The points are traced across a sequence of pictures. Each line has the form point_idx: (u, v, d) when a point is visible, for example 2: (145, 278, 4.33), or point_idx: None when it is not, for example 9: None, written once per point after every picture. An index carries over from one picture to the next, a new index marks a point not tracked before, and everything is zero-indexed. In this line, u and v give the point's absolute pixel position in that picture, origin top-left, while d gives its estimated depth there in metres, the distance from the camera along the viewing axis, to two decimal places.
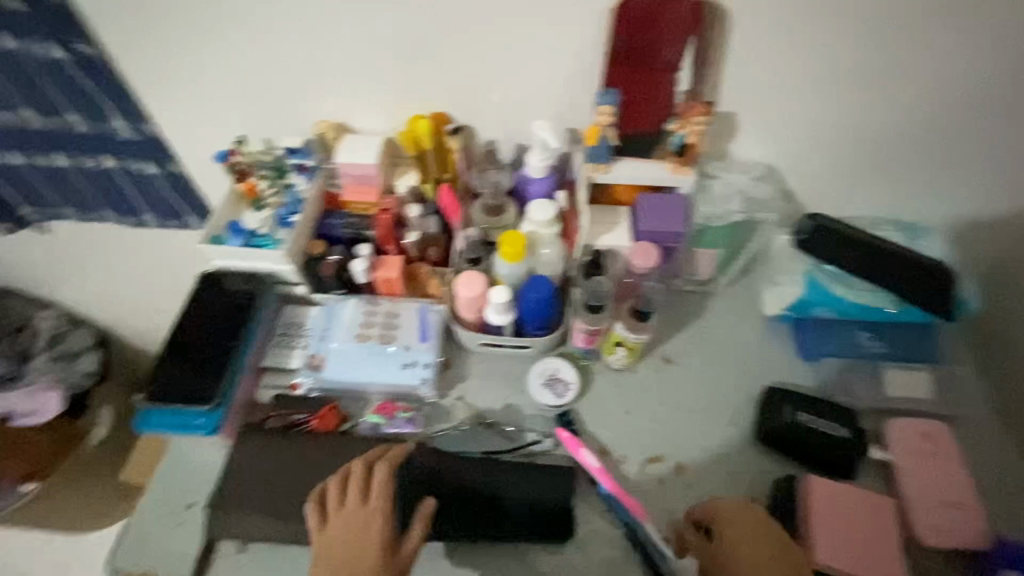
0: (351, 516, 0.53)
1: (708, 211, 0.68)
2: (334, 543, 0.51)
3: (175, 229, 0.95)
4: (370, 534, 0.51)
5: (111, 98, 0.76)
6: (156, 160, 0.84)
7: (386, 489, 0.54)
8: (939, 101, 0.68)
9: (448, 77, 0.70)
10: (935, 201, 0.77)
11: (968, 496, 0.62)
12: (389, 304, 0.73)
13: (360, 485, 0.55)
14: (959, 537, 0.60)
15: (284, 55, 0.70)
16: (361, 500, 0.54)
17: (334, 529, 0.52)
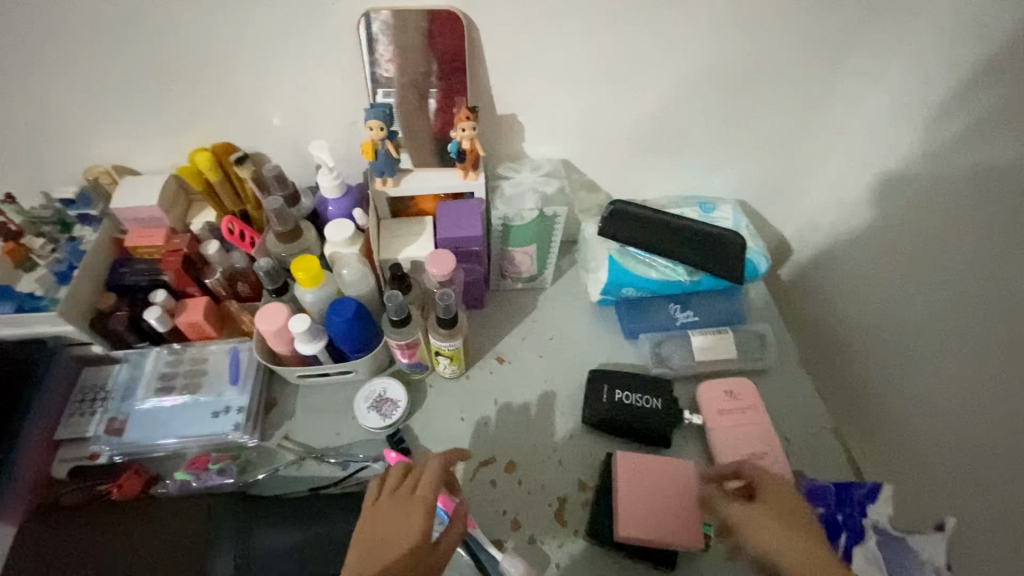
0: (396, 505, 0.52)
1: (504, 210, 0.71)
2: (377, 527, 0.51)
3: None
4: (410, 525, 0.50)
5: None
6: None
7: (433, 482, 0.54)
8: (705, 87, 0.71)
9: (216, 107, 0.66)
10: (728, 172, 0.82)
11: (772, 444, 0.66)
12: (196, 349, 0.71)
13: (414, 476, 0.54)
14: None
15: (24, 103, 0.63)
16: (411, 488, 0.53)
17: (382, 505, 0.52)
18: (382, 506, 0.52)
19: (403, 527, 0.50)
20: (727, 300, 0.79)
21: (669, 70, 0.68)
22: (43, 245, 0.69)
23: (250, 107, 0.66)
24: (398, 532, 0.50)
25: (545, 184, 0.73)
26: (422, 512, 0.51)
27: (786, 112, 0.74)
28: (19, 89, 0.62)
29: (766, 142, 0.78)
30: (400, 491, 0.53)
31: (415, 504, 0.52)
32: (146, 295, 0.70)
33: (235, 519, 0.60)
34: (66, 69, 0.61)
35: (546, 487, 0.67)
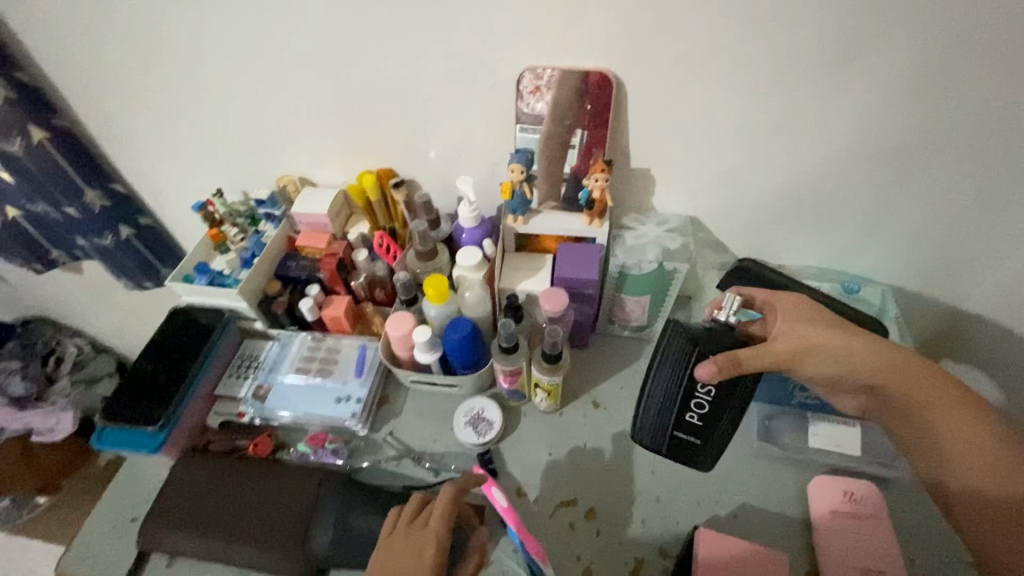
0: (406, 541, 0.56)
1: (623, 258, 0.73)
2: (389, 561, 0.54)
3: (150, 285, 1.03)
4: (420, 558, 0.54)
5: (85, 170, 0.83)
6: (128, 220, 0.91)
7: (443, 517, 0.57)
8: (857, 159, 0.67)
9: (384, 138, 0.77)
10: (871, 249, 0.76)
11: (891, 566, 0.59)
12: (332, 340, 0.81)
13: (424, 515, 0.58)
14: (865, 566, 0.59)
15: (241, 121, 0.78)
16: (423, 526, 0.57)
17: (395, 542, 0.56)
18: (395, 545, 0.56)
19: (416, 563, 0.54)
20: None
21: (819, 139, 0.66)
22: (237, 234, 0.84)
23: (413, 141, 0.76)
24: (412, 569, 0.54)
25: (669, 239, 0.74)
26: (434, 547, 0.55)
27: (950, 197, 0.68)
28: (241, 111, 0.77)
29: (921, 223, 0.71)
30: (412, 525, 0.57)
31: (427, 541, 0.55)
32: (303, 287, 0.82)
33: (338, 496, 0.67)
34: (279, 101, 0.75)
35: (624, 543, 0.66)
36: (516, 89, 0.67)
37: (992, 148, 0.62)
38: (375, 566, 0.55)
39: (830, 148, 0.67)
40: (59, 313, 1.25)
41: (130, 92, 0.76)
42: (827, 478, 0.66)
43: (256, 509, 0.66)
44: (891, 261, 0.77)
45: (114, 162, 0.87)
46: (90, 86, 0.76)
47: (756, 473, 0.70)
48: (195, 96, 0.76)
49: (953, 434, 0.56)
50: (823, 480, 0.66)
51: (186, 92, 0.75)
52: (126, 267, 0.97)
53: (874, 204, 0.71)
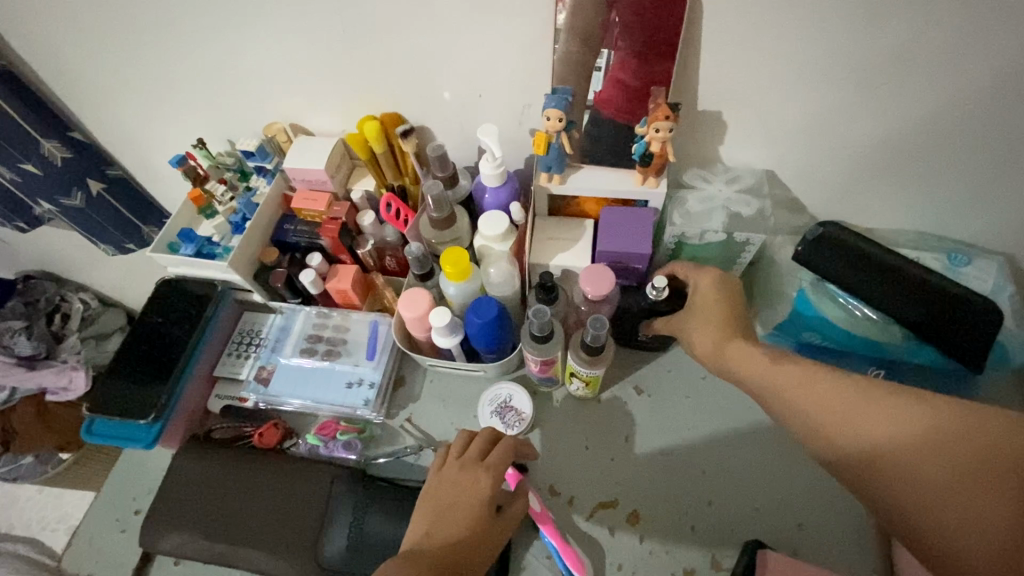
0: (461, 475, 0.50)
1: (681, 227, 0.61)
2: (442, 493, 0.49)
3: (134, 244, 0.95)
4: (478, 490, 0.49)
5: (36, 120, 0.71)
6: (94, 171, 0.81)
7: (503, 454, 0.52)
8: (1006, 100, 0.51)
9: (387, 77, 0.62)
10: (990, 211, 0.61)
11: None
12: (340, 316, 0.72)
13: (482, 448, 0.53)
14: None
15: (212, 54, 0.64)
16: (478, 458, 0.52)
17: (448, 473, 0.51)
18: (447, 477, 0.51)
19: (471, 496, 0.49)
20: (951, 383, 0.62)
21: (959, 73, 0.50)
22: (224, 193, 0.73)
23: (422, 79, 0.62)
24: (467, 500, 0.49)
25: (742, 204, 0.61)
26: (490, 478, 0.50)
27: None
28: (213, 43, 0.62)
29: None
30: (460, 455, 0.52)
31: (484, 474, 0.50)
32: (303, 256, 0.72)
33: (353, 498, 0.60)
34: (257, 30, 0.60)
35: (672, 552, 0.58)
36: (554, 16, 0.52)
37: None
38: (424, 498, 0.50)
39: (967, 86, 0.51)
40: (58, 268, 1.18)
41: (76, 19, 0.62)
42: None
43: (265, 510, 0.61)
44: (1014, 225, 0.62)
45: (77, 107, 0.75)
46: (25, 16, 0.62)
47: (825, 473, 0.61)
48: (155, 24, 0.61)
49: (832, 400, 0.46)
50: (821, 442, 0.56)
51: (144, 19, 0.61)
52: (103, 227, 0.88)
53: (1012, 158, 0.56)
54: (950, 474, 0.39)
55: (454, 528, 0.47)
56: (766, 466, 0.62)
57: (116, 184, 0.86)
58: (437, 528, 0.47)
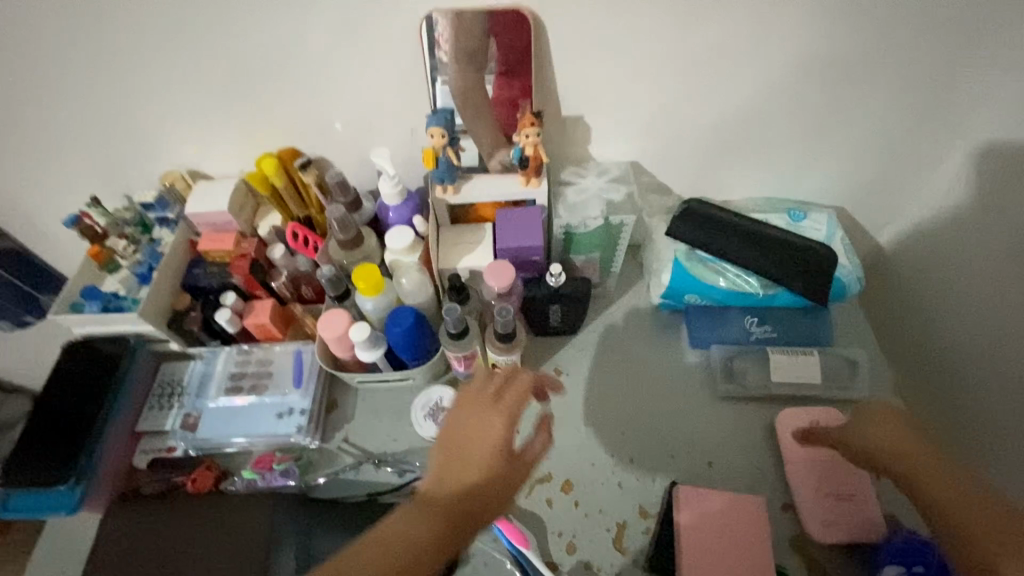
0: (475, 413, 0.51)
1: (567, 219, 0.68)
2: (458, 433, 0.50)
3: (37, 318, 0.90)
4: (493, 429, 0.50)
5: None
6: None
7: (519, 395, 0.53)
8: (798, 76, 0.63)
9: (279, 114, 0.67)
10: (815, 170, 0.74)
11: (862, 489, 0.61)
12: (262, 351, 0.73)
13: (497, 385, 0.53)
14: (846, 530, 0.59)
15: (103, 111, 0.66)
16: (494, 395, 0.53)
17: (465, 415, 0.51)
18: (461, 414, 0.51)
19: (488, 434, 0.50)
20: (813, 318, 0.72)
21: (759, 58, 0.62)
22: (126, 247, 0.72)
23: (312, 113, 0.67)
24: (481, 439, 0.49)
25: (612, 191, 0.70)
26: (502, 419, 0.51)
27: (890, 102, 0.66)
28: (102, 96, 0.64)
29: (859, 142, 0.70)
30: (472, 397, 0.52)
31: (498, 414, 0.51)
32: (216, 297, 0.73)
33: (297, 522, 0.62)
34: (148, 80, 0.63)
35: (605, 511, 0.64)
36: (424, 43, 0.59)
37: (931, 46, 0.60)
38: (441, 438, 0.50)
39: (765, 68, 0.63)
40: None
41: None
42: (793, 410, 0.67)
43: (205, 553, 0.60)
44: (837, 180, 0.75)
45: None
46: None
47: (727, 413, 0.69)
48: (39, 83, 0.62)
49: (898, 440, 0.55)
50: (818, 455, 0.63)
51: (26, 80, 0.62)
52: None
53: (816, 124, 0.68)
54: (986, 519, 0.47)
55: (467, 470, 0.48)
56: (677, 418, 0.69)
57: (8, 257, 0.83)
58: (449, 475, 0.47)
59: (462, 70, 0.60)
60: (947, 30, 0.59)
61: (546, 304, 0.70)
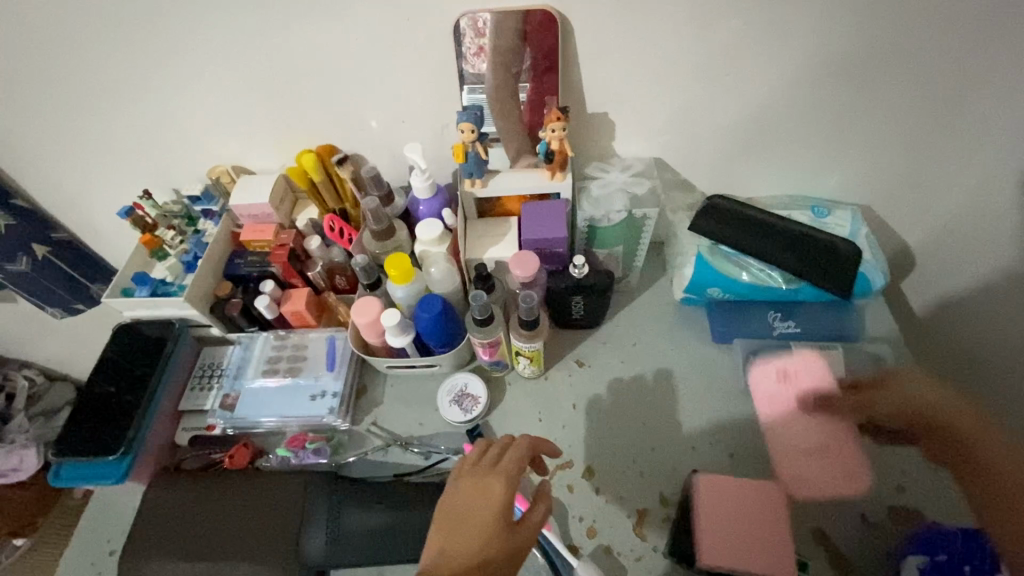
0: (473, 483, 0.51)
1: (590, 212, 0.70)
2: (457, 505, 0.49)
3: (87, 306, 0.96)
4: (492, 497, 0.49)
5: None
6: (40, 236, 0.84)
7: (518, 459, 0.53)
8: (820, 76, 0.64)
9: (318, 112, 0.71)
10: (838, 168, 0.75)
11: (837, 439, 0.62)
12: (298, 336, 0.76)
13: (493, 454, 0.54)
14: (828, 485, 0.60)
15: (159, 111, 0.71)
16: (492, 463, 0.53)
17: (462, 488, 0.51)
18: (459, 487, 0.51)
19: (487, 503, 0.49)
20: (835, 313, 0.73)
21: (781, 58, 0.63)
22: (174, 237, 0.77)
23: (350, 111, 0.70)
24: (481, 508, 0.49)
25: (635, 185, 0.72)
26: (502, 484, 0.50)
27: (914, 103, 0.66)
28: (158, 97, 0.69)
29: (883, 141, 0.71)
30: (472, 473, 0.52)
31: (496, 480, 0.51)
32: (256, 285, 0.77)
33: (327, 496, 0.64)
34: (199, 81, 0.68)
35: (625, 497, 0.65)
36: (457, 45, 0.62)
37: (957, 47, 0.60)
38: (438, 514, 0.50)
39: (787, 68, 0.64)
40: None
41: (23, 87, 0.67)
42: (764, 359, 0.69)
43: (241, 523, 0.63)
44: (861, 178, 0.76)
45: (24, 177, 0.79)
46: None
47: (748, 405, 0.70)
48: (101, 85, 0.68)
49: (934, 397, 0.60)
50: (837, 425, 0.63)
51: (90, 83, 0.67)
52: (54, 291, 0.90)
53: (839, 123, 0.69)
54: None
55: (467, 540, 0.47)
56: (699, 411, 0.70)
57: (63, 248, 0.89)
58: (450, 542, 0.47)
59: (494, 70, 0.64)
60: (973, 31, 0.59)
61: (570, 295, 0.71)
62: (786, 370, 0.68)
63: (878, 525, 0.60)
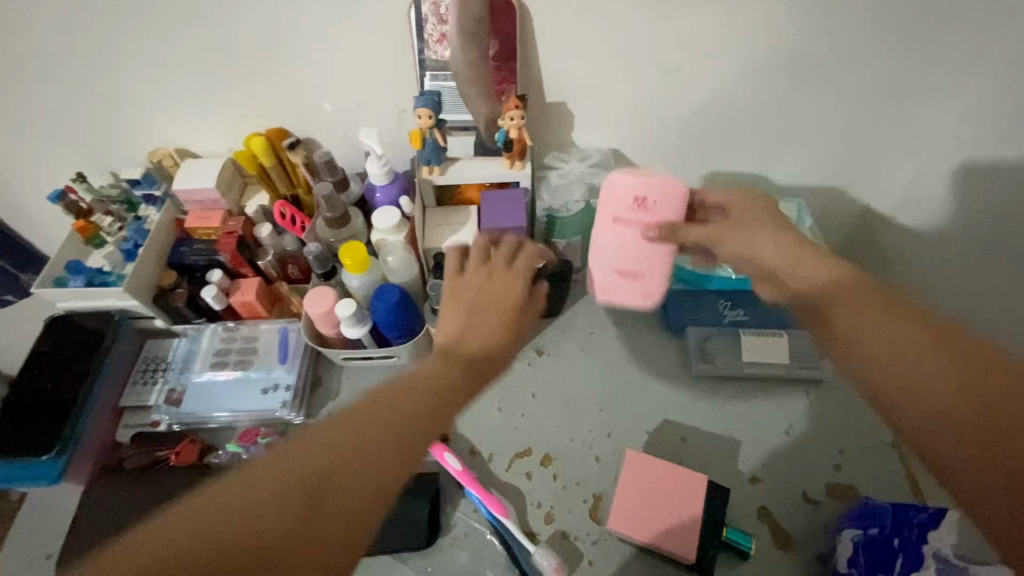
0: (488, 277, 0.58)
1: (549, 201, 0.72)
2: (474, 297, 0.56)
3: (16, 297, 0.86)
4: (510, 287, 0.57)
5: None
6: None
7: (527, 262, 0.60)
8: (767, 72, 0.66)
9: (268, 94, 0.68)
10: (785, 161, 0.77)
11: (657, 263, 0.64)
12: (248, 328, 0.73)
13: (508, 253, 0.61)
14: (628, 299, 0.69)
15: (89, 87, 0.66)
16: (504, 263, 0.60)
17: (473, 281, 0.58)
18: (471, 274, 0.58)
19: (503, 294, 0.57)
20: None
21: (731, 54, 0.65)
22: (111, 223, 0.73)
23: (302, 93, 0.68)
24: (497, 297, 0.57)
25: (594, 176, 0.73)
26: (520, 279, 0.58)
27: (852, 100, 0.69)
28: (89, 72, 0.65)
29: (828, 135, 0.73)
30: (483, 280, 0.58)
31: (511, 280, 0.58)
32: (203, 275, 0.73)
33: None
34: (135, 54, 0.63)
35: (583, 484, 0.66)
36: (416, 30, 0.61)
37: (894, 47, 0.63)
38: (452, 297, 0.57)
39: (736, 63, 0.66)
40: None
41: None
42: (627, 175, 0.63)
43: None
44: (807, 171, 0.78)
45: None
46: None
47: (700, 391, 0.72)
48: (22, 56, 0.63)
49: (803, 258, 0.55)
50: (703, 194, 0.64)
51: (9, 51, 0.62)
52: None
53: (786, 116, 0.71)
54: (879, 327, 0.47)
55: (485, 327, 0.54)
56: (652, 397, 0.72)
57: None
58: (471, 329, 0.54)
59: (458, 58, 0.62)
60: (910, 30, 0.62)
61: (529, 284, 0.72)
62: (643, 197, 0.62)
63: (819, 502, 0.63)
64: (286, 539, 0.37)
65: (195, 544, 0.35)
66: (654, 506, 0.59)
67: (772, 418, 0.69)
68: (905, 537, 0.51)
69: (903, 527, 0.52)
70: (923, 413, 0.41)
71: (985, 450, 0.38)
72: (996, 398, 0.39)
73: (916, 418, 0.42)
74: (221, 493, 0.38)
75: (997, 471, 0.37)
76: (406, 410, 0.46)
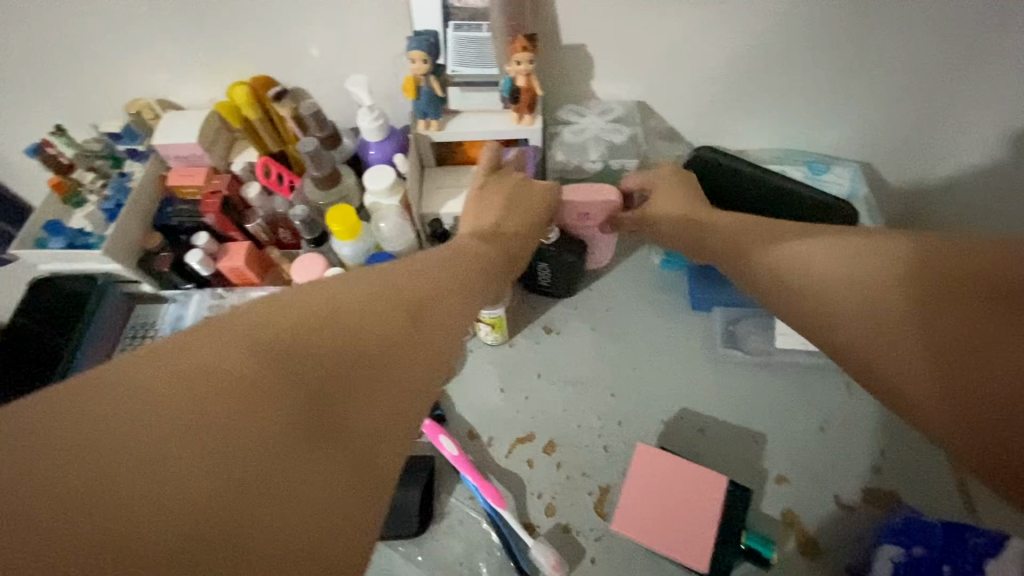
0: (519, 184, 0.57)
1: (563, 159, 0.64)
2: (506, 197, 0.55)
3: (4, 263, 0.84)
4: (540, 200, 0.57)
5: None
6: None
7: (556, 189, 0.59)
8: (826, 9, 0.55)
9: (247, 37, 0.61)
10: (839, 119, 0.67)
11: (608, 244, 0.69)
12: (237, 295, 0.69)
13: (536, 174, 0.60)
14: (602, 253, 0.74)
15: (51, 30, 0.60)
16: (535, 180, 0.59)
17: (504, 185, 0.56)
18: (504, 181, 0.57)
19: (532, 204, 0.56)
20: None
21: None
22: (93, 179, 0.69)
23: (285, 36, 0.60)
24: (527, 204, 0.56)
25: (613, 133, 0.64)
26: (550, 194, 0.58)
27: (927, 45, 0.58)
28: (48, 11, 0.58)
29: (895, 87, 0.62)
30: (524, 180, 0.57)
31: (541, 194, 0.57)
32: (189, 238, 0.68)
33: None
34: None
35: (588, 475, 0.60)
36: None
37: None
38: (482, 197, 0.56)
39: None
40: None
41: None
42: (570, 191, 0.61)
43: None
44: (863, 131, 0.68)
45: None
46: None
47: (723, 378, 0.65)
48: None
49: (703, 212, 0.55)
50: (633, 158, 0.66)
51: None
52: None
53: (847, 64, 0.60)
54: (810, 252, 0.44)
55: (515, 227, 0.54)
56: (668, 382, 0.65)
57: None
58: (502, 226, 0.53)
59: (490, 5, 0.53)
60: None
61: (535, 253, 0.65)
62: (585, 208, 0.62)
63: (852, 508, 0.56)
64: (374, 358, 0.34)
65: (275, 356, 0.30)
66: (670, 509, 0.53)
67: (804, 412, 0.62)
68: (957, 564, 0.45)
69: (954, 550, 0.46)
70: (899, 347, 0.37)
71: (980, 365, 0.34)
72: (946, 306, 0.36)
73: (878, 363, 0.38)
74: (269, 319, 0.32)
75: (991, 408, 0.33)
76: (470, 268, 0.46)
